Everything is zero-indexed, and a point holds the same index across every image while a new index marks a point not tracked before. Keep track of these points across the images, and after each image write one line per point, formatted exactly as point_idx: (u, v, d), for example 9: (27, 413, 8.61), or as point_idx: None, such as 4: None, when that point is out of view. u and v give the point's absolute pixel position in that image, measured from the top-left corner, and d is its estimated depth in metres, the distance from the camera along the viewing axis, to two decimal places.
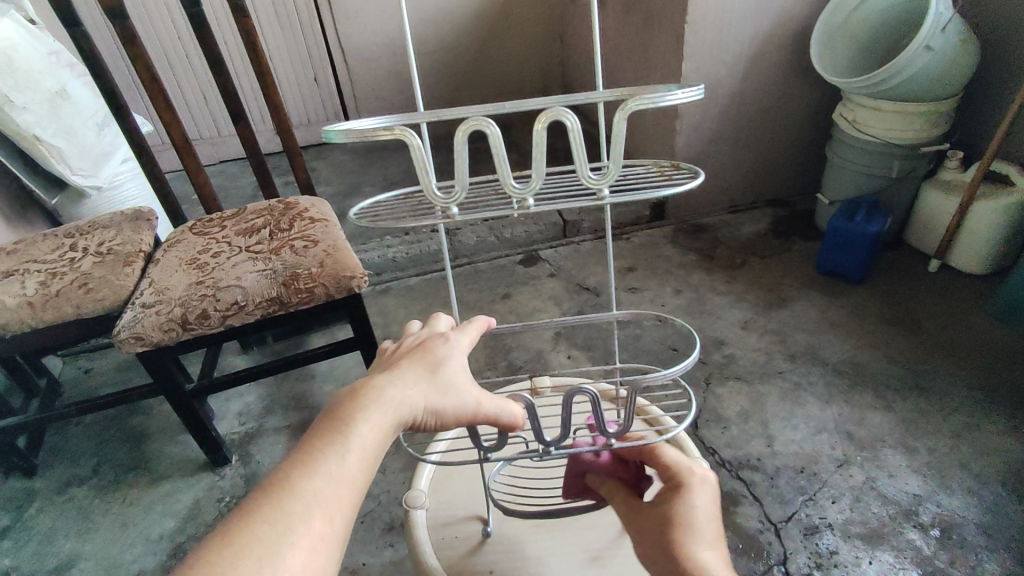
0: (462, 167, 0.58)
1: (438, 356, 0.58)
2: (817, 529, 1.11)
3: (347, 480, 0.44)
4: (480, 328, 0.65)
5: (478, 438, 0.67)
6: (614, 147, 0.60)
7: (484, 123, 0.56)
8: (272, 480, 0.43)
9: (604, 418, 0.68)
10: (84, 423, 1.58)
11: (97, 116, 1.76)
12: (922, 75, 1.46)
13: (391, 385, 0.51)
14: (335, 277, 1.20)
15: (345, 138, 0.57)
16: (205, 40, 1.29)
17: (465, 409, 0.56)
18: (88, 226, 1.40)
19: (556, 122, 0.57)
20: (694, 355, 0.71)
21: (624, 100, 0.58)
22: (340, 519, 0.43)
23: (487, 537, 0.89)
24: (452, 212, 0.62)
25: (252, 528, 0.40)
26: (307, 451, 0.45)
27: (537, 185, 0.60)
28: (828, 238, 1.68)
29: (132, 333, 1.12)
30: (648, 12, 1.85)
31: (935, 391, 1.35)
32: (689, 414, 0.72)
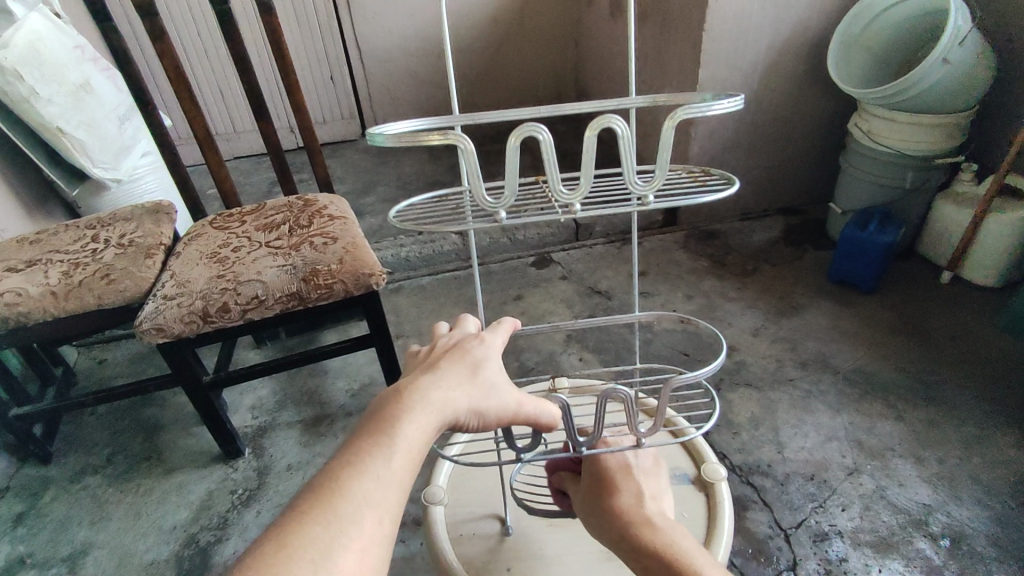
0: (513, 171, 0.59)
1: (477, 357, 0.59)
2: (827, 536, 1.11)
3: (396, 482, 0.45)
4: (509, 329, 0.66)
5: (513, 438, 0.67)
6: (661, 154, 0.62)
7: (535, 129, 0.58)
8: (320, 483, 0.44)
9: (636, 422, 0.69)
10: (98, 412, 1.59)
11: (119, 110, 1.78)
12: (938, 88, 1.47)
13: (435, 386, 0.52)
14: (355, 274, 1.21)
15: (395, 142, 0.57)
16: (232, 38, 1.31)
17: (506, 410, 0.57)
18: (110, 218, 1.42)
19: (607, 128, 0.58)
20: (721, 359, 0.72)
21: (672, 109, 0.60)
22: (389, 520, 0.44)
23: (507, 536, 0.90)
24: (500, 217, 0.63)
25: (306, 529, 0.40)
26: (356, 452, 0.45)
27: (584, 190, 0.61)
28: (841, 248, 1.68)
29: (153, 325, 1.14)
30: (665, 20, 1.86)
31: (946, 402, 1.35)
32: (715, 414, 0.73)
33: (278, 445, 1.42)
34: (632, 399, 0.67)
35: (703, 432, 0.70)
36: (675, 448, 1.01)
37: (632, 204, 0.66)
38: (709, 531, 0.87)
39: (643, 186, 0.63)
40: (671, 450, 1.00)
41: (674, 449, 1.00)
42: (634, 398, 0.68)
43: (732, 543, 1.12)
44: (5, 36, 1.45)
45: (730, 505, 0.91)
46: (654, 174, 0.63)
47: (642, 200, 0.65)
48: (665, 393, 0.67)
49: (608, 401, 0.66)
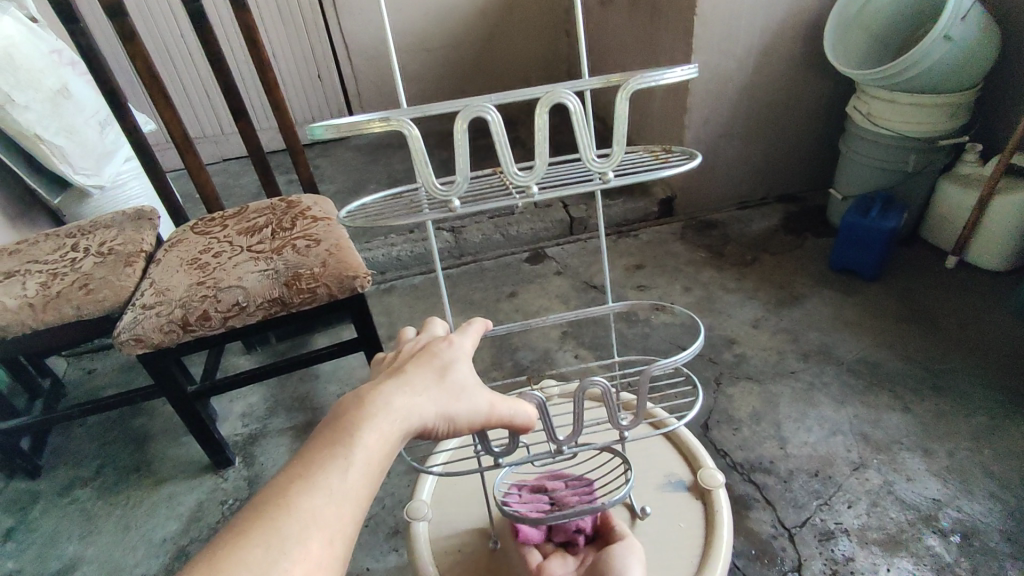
0: (462, 157, 0.56)
1: (445, 360, 0.55)
2: (833, 535, 1.07)
3: (348, 499, 0.41)
4: (479, 331, 0.62)
5: (487, 442, 0.65)
6: (617, 129, 0.60)
7: (483, 109, 0.56)
8: (265, 499, 0.40)
9: (615, 414, 0.66)
10: (87, 424, 1.56)
11: (99, 115, 1.74)
12: (941, 67, 1.42)
13: (398, 393, 0.49)
14: (338, 277, 1.18)
15: (335, 133, 0.55)
16: (206, 36, 1.27)
17: (476, 414, 0.54)
18: (89, 226, 1.39)
19: (557, 104, 0.57)
20: (694, 347, 0.70)
21: (624, 82, 0.60)
22: (339, 540, 0.40)
23: (493, 551, 0.86)
24: (453, 206, 0.60)
25: (246, 551, 0.37)
26: (307, 466, 0.42)
27: (541, 171, 0.58)
28: (842, 235, 1.64)
29: (132, 335, 1.11)
30: (656, 4, 1.81)
31: (954, 391, 1.31)
32: (694, 410, 0.71)
33: (269, 453, 1.39)
34: (609, 389, 0.64)
35: (684, 421, 0.67)
36: (668, 451, 0.97)
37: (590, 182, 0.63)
38: (708, 542, 0.83)
39: (602, 164, 0.60)
40: (665, 454, 0.97)
41: (669, 455, 0.96)
42: (612, 389, 0.65)
43: (735, 544, 1.08)
44: None
45: (729, 513, 0.87)
46: (612, 151, 0.60)
47: (602, 177, 0.62)
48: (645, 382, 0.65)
49: (585, 395, 0.64)
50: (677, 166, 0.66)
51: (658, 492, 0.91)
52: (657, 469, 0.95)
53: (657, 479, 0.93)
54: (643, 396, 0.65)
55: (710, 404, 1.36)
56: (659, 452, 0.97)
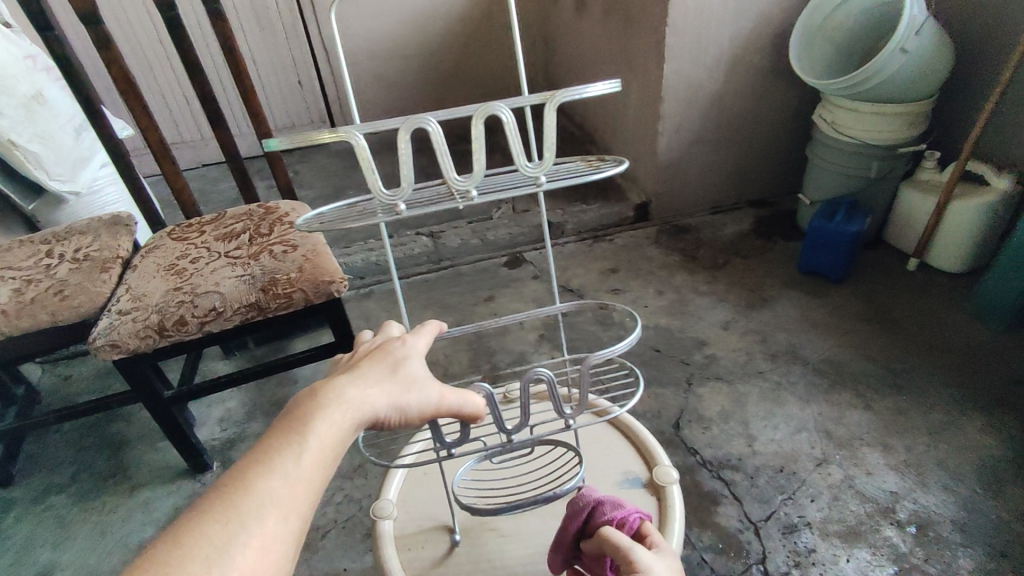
0: (406, 165, 0.61)
1: (398, 356, 0.57)
2: (796, 528, 1.12)
3: (304, 479, 0.44)
4: (434, 332, 0.65)
5: (441, 433, 0.67)
6: (545, 137, 0.64)
7: (423, 121, 0.60)
8: (224, 482, 0.42)
9: (561, 405, 0.69)
10: (62, 430, 1.56)
11: (74, 120, 1.74)
12: (899, 78, 1.48)
13: (351, 385, 0.51)
14: (315, 282, 1.20)
15: (290, 143, 0.58)
16: (182, 45, 1.28)
17: (428, 404, 0.56)
18: (65, 232, 1.38)
19: (490, 116, 0.61)
20: (635, 335, 0.73)
21: (550, 94, 0.64)
22: (295, 517, 0.42)
23: (455, 545, 0.89)
24: (400, 209, 0.65)
25: (204, 526, 0.39)
26: (263, 451, 0.44)
27: (479, 177, 0.62)
28: (810, 239, 1.69)
29: (107, 341, 1.11)
30: (629, 15, 1.86)
31: (913, 389, 1.36)
32: (636, 394, 0.74)
33: None
34: (555, 381, 0.67)
35: (626, 409, 0.71)
36: (626, 449, 1.00)
37: (527, 186, 0.68)
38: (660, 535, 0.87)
39: (534, 170, 0.64)
40: (623, 451, 1.00)
41: (628, 453, 1.00)
42: (557, 380, 0.68)
43: (702, 539, 1.12)
44: None
45: (682, 508, 0.90)
46: (542, 159, 0.65)
47: (537, 181, 0.66)
48: (586, 373, 0.68)
49: (531, 385, 0.66)
50: (606, 170, 0.70)
51: (615, 488, 0.94)
52: (616, 467, 0.98)
53: (616, 476, 0.96)
54: (585, 386, 0.67)
55: (681, 404, 1.40)
56: (617, 449, 1.00)
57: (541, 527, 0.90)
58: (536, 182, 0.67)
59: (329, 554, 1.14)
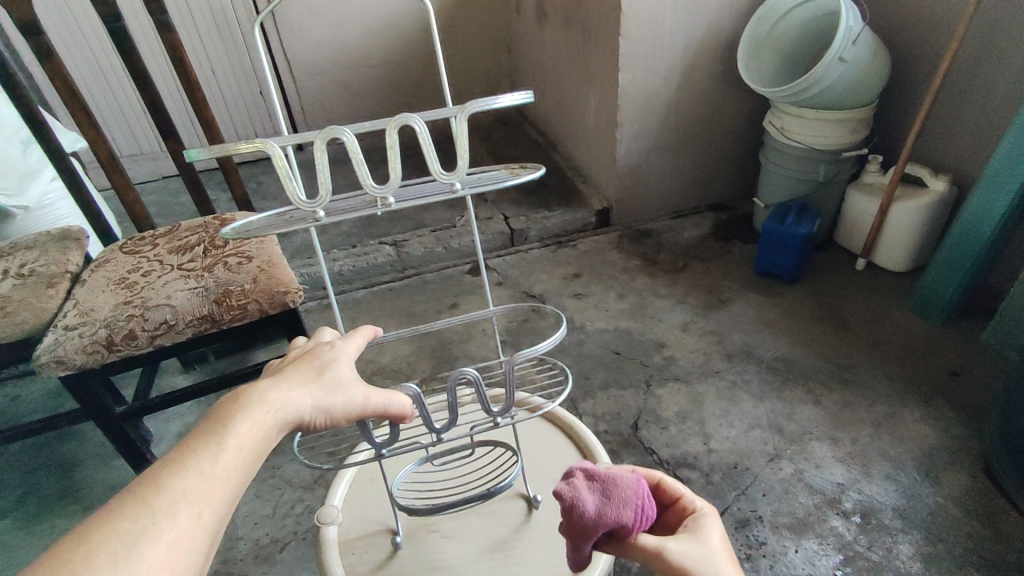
0: (323, 174, 0.63)
1: (325, 359, 0.58)
2: (748, 522, 1.15)
3: (220, 477, 0.44)
4: (367, 337, 0.66)
5: (371, 433, 0.68)
6: (458, 147, 0.67)
7: (338, 132, 0.63)
8: (137, 482, 0.42)
9: (488, 402, 0.71)
10: (11, 452, 1.51)
11: (22, 133, 1.70)
12: (839, 86, 1.54)
13: (274, 387, 0.52)
14: (269, 293, 1.19)
15: (211, 153, 0.60)
16: (131, 57, 1.27)
17: (354, 406, 0.57)
18: (10, 247, 1.35)
19: (404, 126, 0.64)
20: (559, 333, 0.75)
21: (463, 106, 0.67)
22: (209, 514, 0.42)
23: (398, 548, 0.89)
24: (318, 216, 0.69)
25: (114, 523, 0.39)
26: (179, 450, 0.44)
27: (396, 184, 0.65)
28: (763, 241, 1.75)
29: (52, 357, 1.08)
30: (585, 26, 1.90)
31: (859, 383, 1.41)
32: (564, 391, 0.76)
33: None
34: (481, 379, 0.69)
35: (555, 403, 0.73)
36: (567, 448, 1.01)
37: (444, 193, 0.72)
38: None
39: (449, 177, 0.67)
40: (563, 450, 1.01)
41: (569, 451, 1.01)
42: (484, 379, 0.70)
43: None
44: None
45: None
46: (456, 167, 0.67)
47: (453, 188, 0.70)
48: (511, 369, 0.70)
49: (458, 385, 0.69)
50: (523, 177, 0.73)
51: (554, 487, 0.95)
52: (556, 466, 0.99)
53: (556, 475, 0.97)
54: (512, 383, 0.70)
55: (639, 405, 1.42)
56: (558, 448, 1.01)
57: (485, 526, 0.91)
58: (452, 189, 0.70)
59: (287, 567, 1.13)
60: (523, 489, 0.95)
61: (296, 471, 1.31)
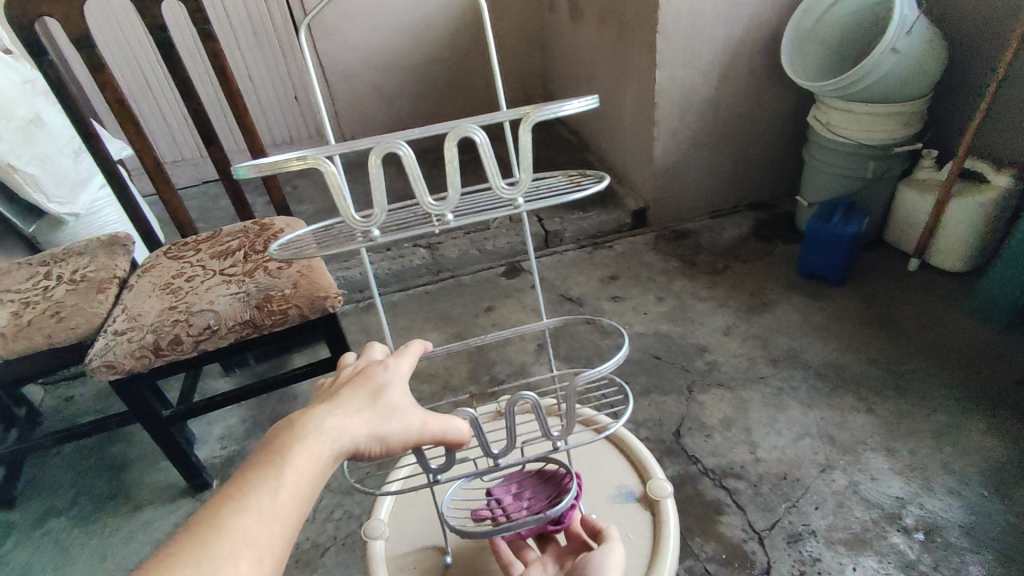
0: (378, 191, 0.60)
1: (379, 383, 0.57)
2: (801, 537, 1.10)
3: (280, 517, 0.43)
4: (417, 353, 0.64)
5: (425, 460, 0.68)
6: (522, 157, 0.63)
7: (394, 145, 0.60)
8: (198, 521, 0.41)
9: (546, 423, 0.70)
10: (63, 452, 1.56)
11: (73, 143, 1.75)
12: (892, 77, 1.47)
13: (330, 415, 0.51)
14: (309, 298, 1.19)
15: (256, 172, 0.57)
16: (174, 65, 1.29)
17: (410, 433, 0.55)
18: (62, 254, 1.39)
19: (464, 138, 0.60)
20: (625, 352, 0.73)
21: (526, 114, 0.63)
22: (270, 556, 0.41)
23: (447, 565, 0.88)
24: (373, 235, 0.65)
25: (179, 567, 0.38)
26: (239, 486, 0.43)
27: (455, 200, 0.61)
28: (808, 241, 1.68)
29: (102, 362, 1.11)
30: (621, 23, 1.86)
31: (916, 391, 1.34)
32: (625, 411, 0.74)
33: None
34: (540, 403, 0.68)
35: (617, 425, 0.71)
36: (620, 463, 0.99)
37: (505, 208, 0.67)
38: (655, 549, 0.86)
39: (512, 190, 0.63)
40: (616, 464, 0.99)
41: (622, 467, 0.98)
42: (542, 402, 0.69)
43: (705, 550, 1.10)
44: None
45: (676, 523, 0.89)
46: (520, 178, 0.64)
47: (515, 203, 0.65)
48: (573, 391, 0.68)
49: (516, 407, 0.67)
50: (587, 187, 0.69)
51: (608, 504, 0.93)
52: (609, 480, 0.97)
53: (609, 491, 0.95)
54: (572, 405, 0.69)
55: (682, 412, 1.38)
56: (610, 462, 0.99)
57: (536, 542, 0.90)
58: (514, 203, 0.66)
59: (328, 573, 1.13)
60: (575, 505, 0.93)
61: (335, 476, 1.32)
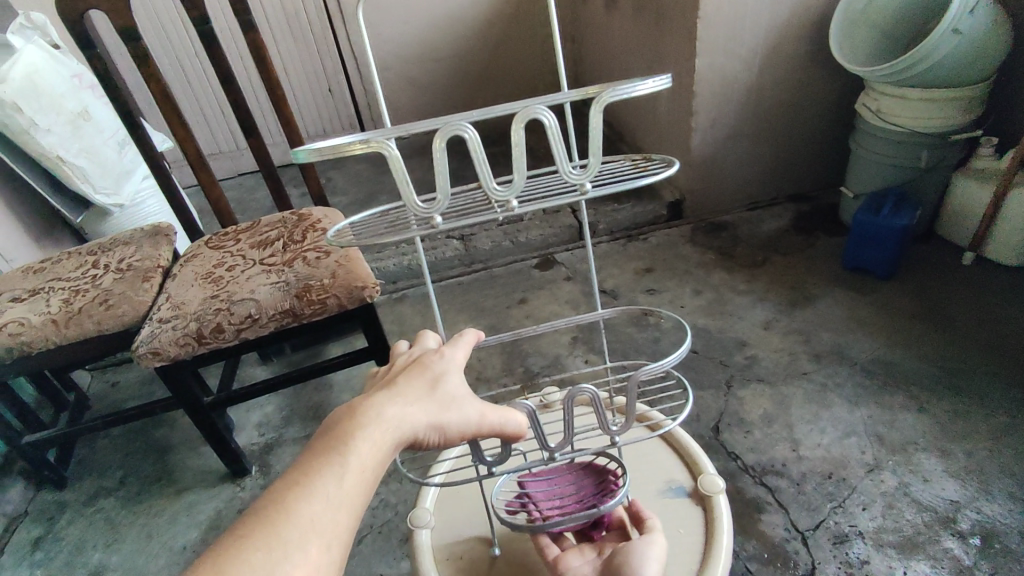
0: (442, 175, 0.59)
1: (436, 372, 0.56)
2: (847, 538, 1.06)
3: (345, 507, 0.43)
4: (471, 341, 0.63)
5: (481, 453, 0.67)
6: (591, 141, 0.62)
7: (460, 128, 0.59)
8: (264, 506, 0.41)
9: (604, 417, 0.69)
10: (110, 435, 1.61)
11: (118, 135, 1.80)
12: (949, 61, 1.40)
13: (390, 403, 0.50)
14: (348, 287, 1.20)
15: (319, 156, 0.58)
16: (216, 57, 1.31)
17: (467, 423, 0.55)
18: (110, 243, 1.43)
19: (532, 121, 0.59)
20: (686, 346, 0.72)
21: (597, 95, 0.61)
22: (337, 546, 0.41)
23: (493, 556, 0.87)
24: (435, 222, 0.63)
25: (248, 554, 0.38)
26: (304, 473, 0.43)
27: (519, 185, 0.60)
28: (855, 234, 1.62)
29: (150, 348, 1.14)
30: (659, 9, 1.82)
31: (971, 390, 1.29)
32: (686, 406, 0.72)
33: (284, 461, 1.42)
34: (598, 395, 0.67)
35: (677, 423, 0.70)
36: (668, 457, 0.97)
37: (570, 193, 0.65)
38: (708, 545, 0.84)
39: (579, 175, 0.62)
40: (663, 458, 0.97)
41: (671, 462, 0.96)
42: (600, 394, 0.68)
43: (747, 548, 1.07)
44: (3, 70, 1.48)
45: (728, 518, 0.87)
46: (588, 162, 0.62)
47: (581, 188, 0.64)
48: (633, 385, 0.67)
49: (573, 402, 0.66)
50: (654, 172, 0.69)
51: (657, 497, 0.92)
52: (657, 475, 0.95)
53: (657, 485, 0.93)
54: (633, 398, 0.67)
55: (720, 407, 1.35)
56: (658, 457, 0.98)
57: None
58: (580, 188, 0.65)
59: (365, 560, 1.14)
60: None
61: None
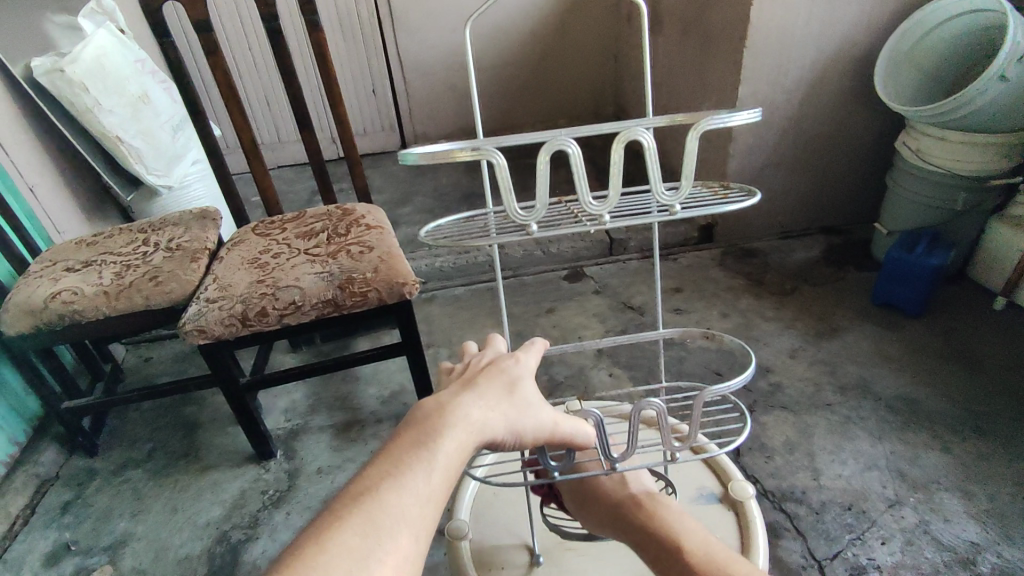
0: (545, 185, 0.62)
1: (513, 376, 0.60)
2: (864, 570, 1.07)
3: (431, 500, 0.46)
4: (539, 351, 0.67)
5: (545, 457, 0.67)
6: (687, 164, 0.65)
7: (564, 143, 0.62)
8: (360, 493, 0.45)
9: (668, 436, 0.69)
10: (141, 409, 1.65)
11: (174, 120, 1.87)
12: (996, 106, 1.41)
13: (475, 405, 0.54)
14: (389, 283, 1.24)
15: (424, 159, 0.60)
16: (280, 52, 1.36)
17: (542, 430, 0.59)
18: (160, 223, 1.49)
19: (633, 142, 0.63)
20: (749, 372, 0.72)
21: (694, 122, 0.65)
22: (423, 537, 0.44)
23: (536, 565, 0.93)
24: (531, 229, 0.65)
25: (345, 534, 0.42)
26: (396, 465, 0.47)
27: (614, 201, 0.64)
28: (886, 271, 1.62)
29: (195, 326, 1.18)
30: (705, 35, 1.85)
31: (996, 434, 1.28)
32: (743, 434, 0.72)
33: (310, 449, 1.45)
34: (664, 410, 0.68)
35: (734, 446, 0.71)
36: (700, 467, 1.04)
37: (659, 214, 0.69)
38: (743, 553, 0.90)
39: (671, 197, 0.66)
40: (700, 475, 1.02)
41: (705, 477, 1.02)
42: (666, 409, 0.68)
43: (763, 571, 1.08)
44: (74, 52, 1.56)
45: (762, 522, 0.93)
46: (680, 186, 0.66)
47: (670, 209, 0.68)
48: (698, 406, 0.68)
49: (642, 413, 0.67)
50: (738, 200, 0.71)
51: (691, 506, 0.98)
52: (689, 487, 1.01)
53: (691, 492, 1.00)
54: (698, 417, 0.68)
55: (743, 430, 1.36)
56: (695, 473, 1.03)
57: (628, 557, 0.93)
58: (670, 210, 0.69)
59: None
60: None
61: None
